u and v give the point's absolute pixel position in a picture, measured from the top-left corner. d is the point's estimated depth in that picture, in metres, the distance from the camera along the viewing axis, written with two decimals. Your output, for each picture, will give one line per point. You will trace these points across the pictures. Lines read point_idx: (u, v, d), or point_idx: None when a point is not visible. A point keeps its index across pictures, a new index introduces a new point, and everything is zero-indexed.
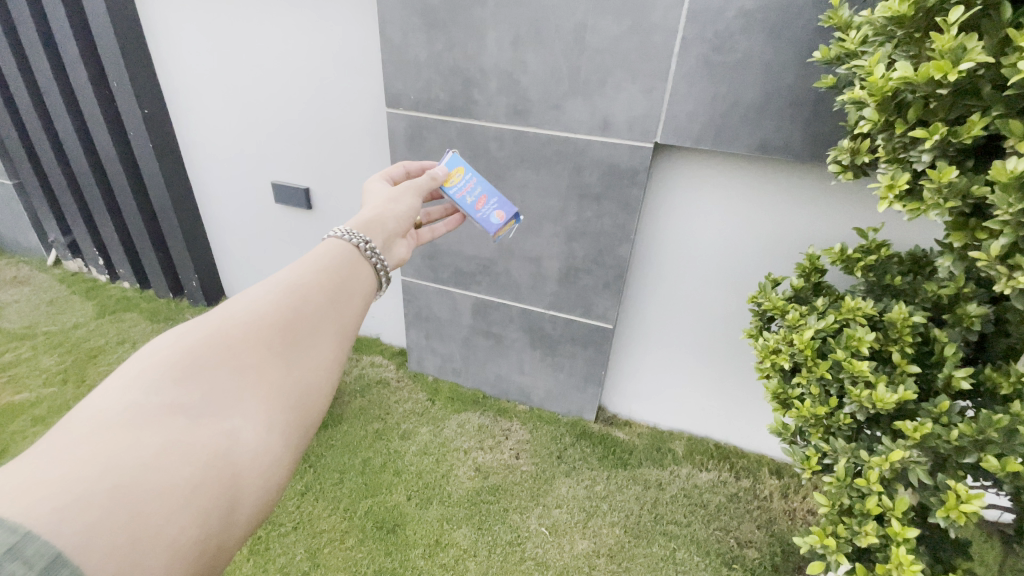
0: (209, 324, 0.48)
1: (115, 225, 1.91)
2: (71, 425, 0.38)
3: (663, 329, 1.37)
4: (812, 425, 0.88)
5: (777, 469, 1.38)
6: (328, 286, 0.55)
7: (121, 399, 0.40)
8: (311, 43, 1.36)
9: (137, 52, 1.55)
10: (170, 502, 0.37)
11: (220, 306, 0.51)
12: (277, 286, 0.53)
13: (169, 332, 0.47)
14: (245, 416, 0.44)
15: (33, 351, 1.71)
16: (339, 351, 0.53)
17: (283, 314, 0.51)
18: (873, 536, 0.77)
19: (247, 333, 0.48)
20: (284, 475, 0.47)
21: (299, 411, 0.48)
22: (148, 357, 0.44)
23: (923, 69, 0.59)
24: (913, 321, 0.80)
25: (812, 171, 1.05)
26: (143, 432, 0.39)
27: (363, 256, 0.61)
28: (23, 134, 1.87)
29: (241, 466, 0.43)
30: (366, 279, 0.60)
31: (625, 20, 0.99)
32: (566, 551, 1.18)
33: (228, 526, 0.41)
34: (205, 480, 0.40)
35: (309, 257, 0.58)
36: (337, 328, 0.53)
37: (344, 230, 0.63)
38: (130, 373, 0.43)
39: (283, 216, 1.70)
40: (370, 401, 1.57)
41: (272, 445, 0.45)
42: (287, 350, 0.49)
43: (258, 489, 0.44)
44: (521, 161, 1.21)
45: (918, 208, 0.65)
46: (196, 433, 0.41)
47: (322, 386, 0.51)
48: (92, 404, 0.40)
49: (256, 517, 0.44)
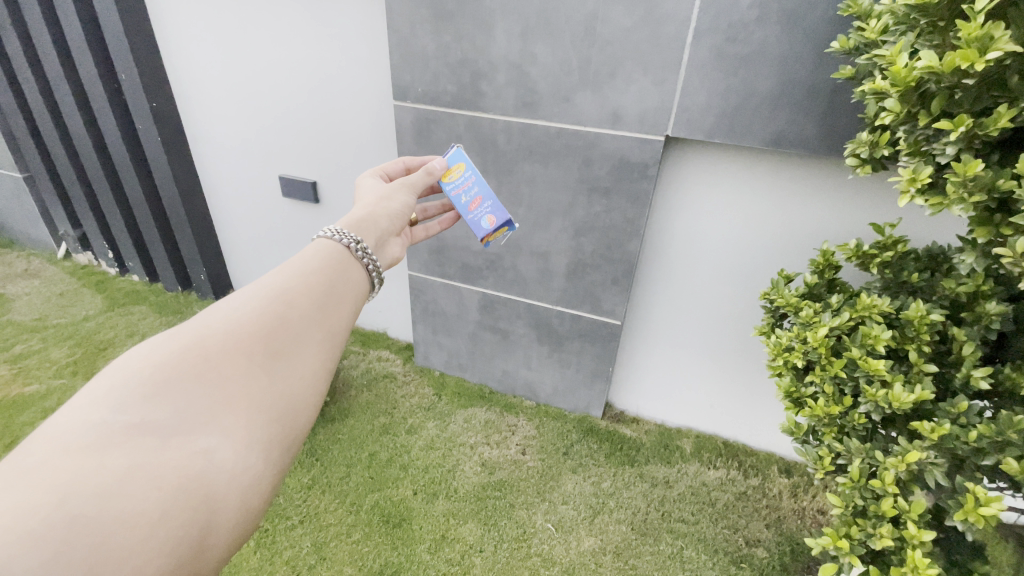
0: (186, 336, 0.47)
1: (124, 219, 1.92)
2: (35, 447, 0.38)
3: (672, 325, 1.36)
4: (826, 425, 0.86)
5: (786, 467, 1.36)
6: (313, 294, 0.54)
7: (89, 419, 0.40)
8: (317, 37, 1.35)
9: (144, 45, 1.55)
10: (136, 529, 0.36)
11: (199, 316, 0.50)
12: (259, 295, 0.52)
13: (144, 345, 0.47)
14: (221, 432, 0.43)
15: (43, 344, 1.72)
16: (324, 361, 0.52)
17: (265, 325, 0.50)
18: (889, 538, 0.75)
19: (225, 345, 0.47)
20: (266, 493, 0.46)
21: (281, 426, 0.47)
22: (120, 372, 0.43)
23: (948, 59, 0.57)
24: (931, 319, 0.78)
25: (827, 165, 1.03)
26: (110, 454, 0.38)
27: (353, 256, 0.60)
28: (33, 127, 1.88)
29: (217, 486, 0.42)
30: (355, 284, 0.59)
31: (637, 10, 0.97)
32: (573, 548, 1.17)
33: (202, 550, 0.40)
34: (175, 503, 0.39)
35: (295, 263, 0.57)
36: (322, 338, 0.52)
37: (334, 230, 0.62)
38: (100, 389, 0.42)
39: (290, 210, 1.69)
40: (376, 395, 1.56)
41: (250, 463, 0.44)
42: (268, 362, 0.48)
43: (236, 510, 0.43)
44: (530, 155, 1.20)
45: (942, 203, 0.64)
46: (167, 453, 0.40)
47: (305, 399, 0.50)
48: (59, 423, 0.39)
49: (235, 538, 0.43)
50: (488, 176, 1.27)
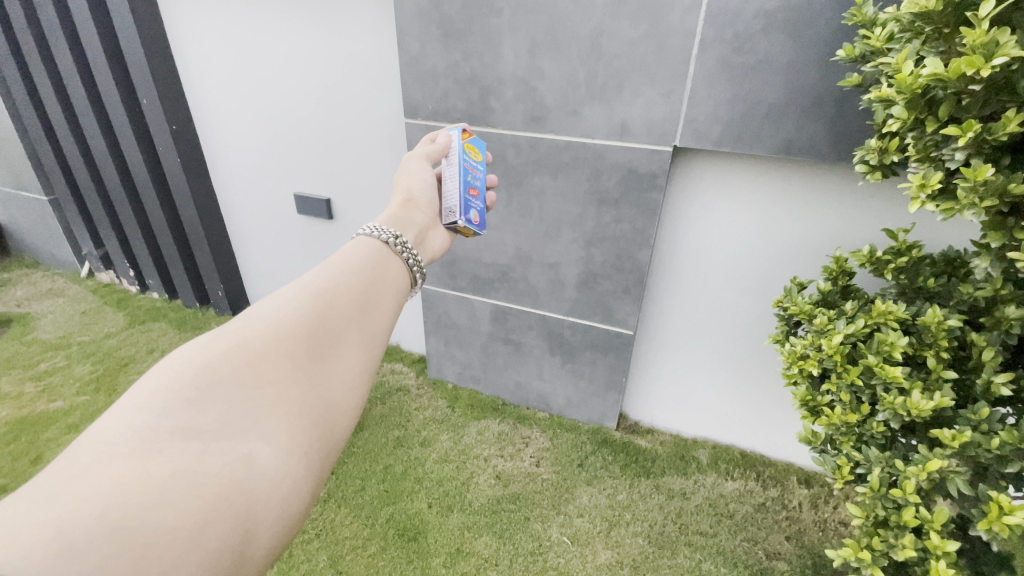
0: (229, 337, 0.50)
1: (145, 238, 1.97)
2: (81, 454, 0.39)
3: (686, 335, 1.35)
4: (843, 433, 0.85)
5: (806, 478, 1.34)
6: (352, 296, 0.57)
7: (132, 423, 0.41)
8: (331, 59, 1.39)
9: (164, 69, 1.60)
10: (177, 541, 0.37)
11: (241, 318, 0.52)
12: (301, 294, 0.55)
13: (187, 347, 0.49)
14: (262, 438, 0.45)
15: (67, 361, 1.77)
16: (362, 363, 0.55)
17: (305, 327, 0.52)
18: (912, 549, 0.74)
19: (267, 347, 0.50)
20: (305, 502, 0.47)
21: (320, 430, 0.49)
22: (165, 374, 0.45)
23: (954, 65, 0.57)
24: (949, 325, 0.77)
25: (837, 171, 1.03)
26: (154, 461, 0.39)
27: (394, 251, 0.66)
28: (58, 150, 1.94)
29: (258, 494, 0.43)
30: (395, 280, 0.64)
31: (642, 24, 0.98)
32: (589, 561, 1.16)
33: (243, 561, 0.41)
34: (216, 513, 0.40)
35: (335, 262, 0.61)
36: (360, 340, 0.55)
37: (375, 227, 0.68)
38: (144, 394, 0.44)
39: (306, 226, 1.73)
40: (390, 408, 1.57)
41: (291, 471, 0.45)
42: (309, 365, 0.51)
43: (276, 519, 0.44)
44: (538, 167, 1.21)
45: (953, 208, 0.63)
46: (210, 459, 0.41)
47: (345, 402, 0.52)
48: (104, 428, 0.41)
49: (275, 547, 0.44)
50: (498, 189, 1.28)
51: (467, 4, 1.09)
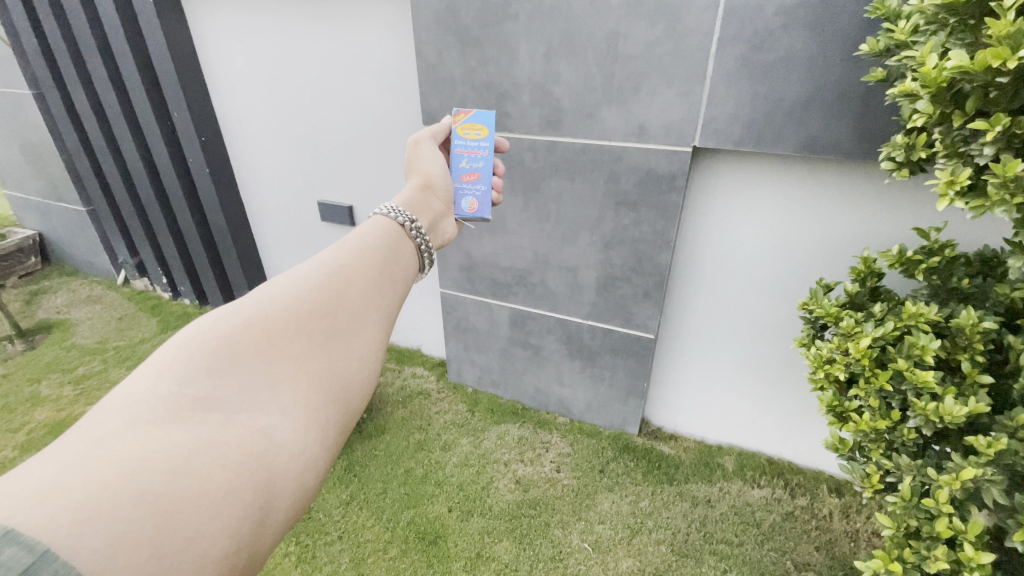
0: (247, 310, 0.51)
1: (176, 246, 2.04)
2: (104, 418, 0.40)
3: (708, 338, 1.33)
4: (872, 440, 0.83)
5: (836, 486, 1.29)
6: (369, 274, 0.59)
7: (154, 390, 0.42)
8: (351, 62, 1.41)
9: (193, 82, 1.65)
10: (200, 509, 0.38)
11: (258, 292, 0.54)
12: (317, 271, 0.57)
13: (205, 318, 0.50)
14: (282, 413, 0.46)
15: (104, 365, 1.84)
16: (376, 342, 0.56)
17: (323, 304, 0.54)
18: (944, 561, 0.70)
19: (286, 321, 0.51)
20: (319, 477, 0.48)
21: (336, 406, 0.50)
22: (185, 344, 0.46)
23: (978, 58, 0.55)
24: (984, 327, 0.73)
25: (863, 169, 1.00)
26: (178, 429, 0.40)
27: (407, 234, 0.68)
28: (94, 162, 2.03)
29: (277, 467, 0.44)
30: (406, 262, 0.66)
31: (658, 25, 0.97)
32: (611, 569, 1.15)
33: (260, 532, 0.42)
34: (239, 483, 0.41)
35: (350, 241, 0.63)
36: (376, 320, 0.57)
37: (390, 209, 0.70)
38: (164, 362, 0.45)
39: (328, 232, 1.76)
40: (411, 411, 1.59)
41: (308, 445, 0.47)
42: (324, 342, 0.52)
43: (293, 492, 0.45)
44: (556, 171, 1.22)
45: (984, 205, 0.61)
46: (231, 429, 0.43)
47: (360, 380, 0.53)
48: (126, 393, 0.42)
49: (290, 520, 0.45)
50: (516, 193, 1.29)
51: (483, 11, 1.10)
